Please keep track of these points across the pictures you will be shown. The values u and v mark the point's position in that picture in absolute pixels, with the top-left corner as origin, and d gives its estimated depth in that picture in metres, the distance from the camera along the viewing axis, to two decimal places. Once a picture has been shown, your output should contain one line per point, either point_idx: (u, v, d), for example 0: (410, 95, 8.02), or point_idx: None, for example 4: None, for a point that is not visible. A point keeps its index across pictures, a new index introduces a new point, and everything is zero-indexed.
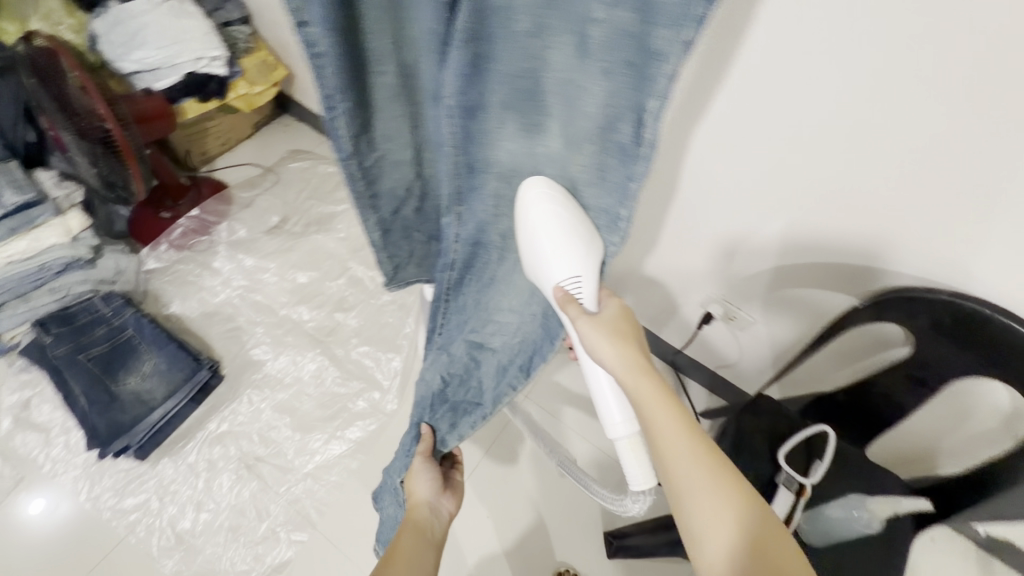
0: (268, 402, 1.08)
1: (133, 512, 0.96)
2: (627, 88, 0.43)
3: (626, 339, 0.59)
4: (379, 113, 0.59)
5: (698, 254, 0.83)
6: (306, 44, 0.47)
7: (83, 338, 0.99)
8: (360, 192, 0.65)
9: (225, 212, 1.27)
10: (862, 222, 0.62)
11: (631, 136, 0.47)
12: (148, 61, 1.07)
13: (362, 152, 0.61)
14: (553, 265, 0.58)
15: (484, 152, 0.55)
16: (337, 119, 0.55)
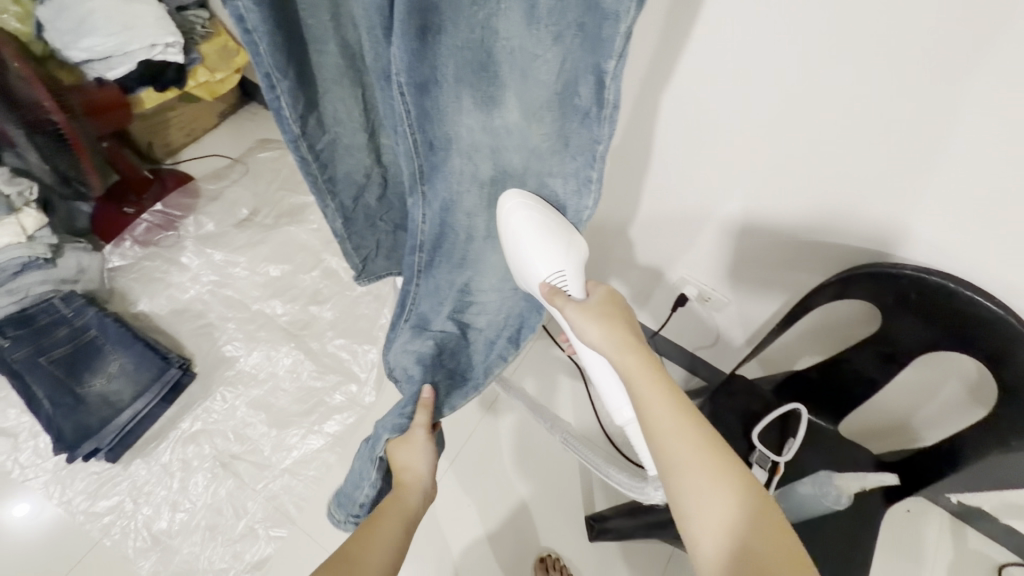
0: (243, 398, 1.06)
1: (106, 515, 0.94)
2: (579, 52, 0.40)
3: (616, 320, 0.57)
4: (327, 94, 0.57)
5: (669, 235, 0.83)
6: (237, 19, 0.45)
7: (44, 340, 0.95)
8: (314, 175, 0.63)
9: (191, 206, 1.24)
10: (826, 191, 0.61)
11: (592, 100, 0.43)
12: (97, 49, 1.01)
13: (313, 135, 0.59)
14: (536, 263, 0.57)
15: (444, 130, 0.51)
16: (280, 99, 0.53)
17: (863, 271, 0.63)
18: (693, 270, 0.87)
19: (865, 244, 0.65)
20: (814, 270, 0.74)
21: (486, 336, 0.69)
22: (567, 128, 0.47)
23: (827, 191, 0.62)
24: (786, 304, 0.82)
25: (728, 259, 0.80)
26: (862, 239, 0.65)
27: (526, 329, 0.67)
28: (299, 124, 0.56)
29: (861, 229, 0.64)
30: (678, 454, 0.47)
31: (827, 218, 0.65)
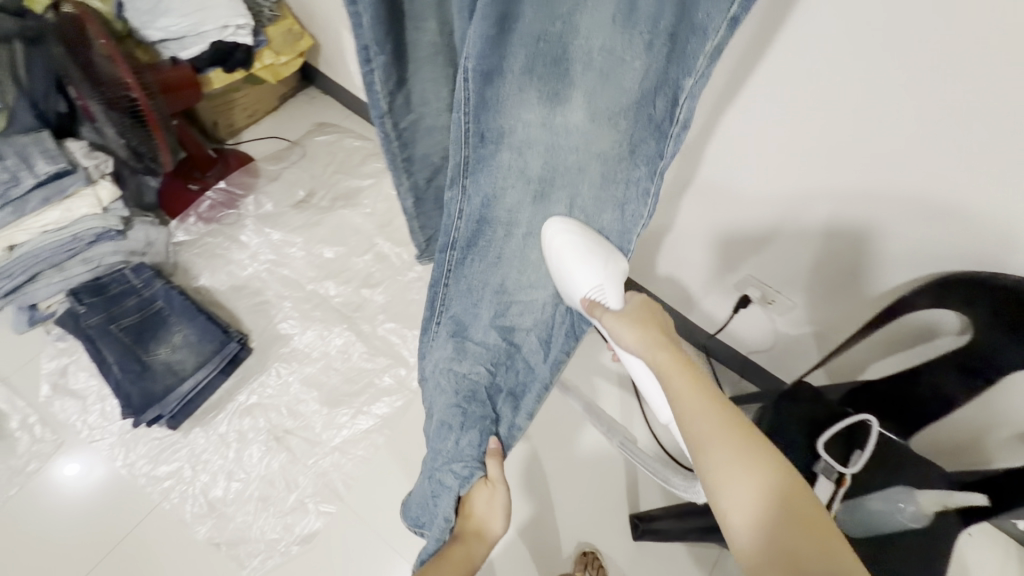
0: (296, 375, 1.08)
1: (167, 479, 0.98)
2: (660, 63, 0.47)
3: (649, 324, 0.57)
4: (417, 71, 0.57)
5: (736, 228, 0.82)
6: None
7: (115, 308, 0.99)
8: (394, 153, 0.63)
9: (252, 185, 1.27)
10: (891, 190, 0.61)
11: (665, 111, 0.50)
12: (173, 30, 1.05)
13: (399, 112, 0.59)
14: (577, 276, 0.61)
15: (497, 122, 0.56)
16: (373, 73, 0.53)
17: (956, 280, 0.59)
18: (762, 269, 0.84)
19: (960, 251, 0.62)
20: (890, 275, 0.70)
21: (540, 347, 0.71)
22: (638, 133, 0.53)
23: (921, 192, 0.59)
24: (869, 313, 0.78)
25: (806, 258, 0.78)
26: (945, 247, 0.62)
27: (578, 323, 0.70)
28: (387, 99, 0.57)
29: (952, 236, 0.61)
30: (713, 444, 0.47)
31: (893, 230, 0.65)
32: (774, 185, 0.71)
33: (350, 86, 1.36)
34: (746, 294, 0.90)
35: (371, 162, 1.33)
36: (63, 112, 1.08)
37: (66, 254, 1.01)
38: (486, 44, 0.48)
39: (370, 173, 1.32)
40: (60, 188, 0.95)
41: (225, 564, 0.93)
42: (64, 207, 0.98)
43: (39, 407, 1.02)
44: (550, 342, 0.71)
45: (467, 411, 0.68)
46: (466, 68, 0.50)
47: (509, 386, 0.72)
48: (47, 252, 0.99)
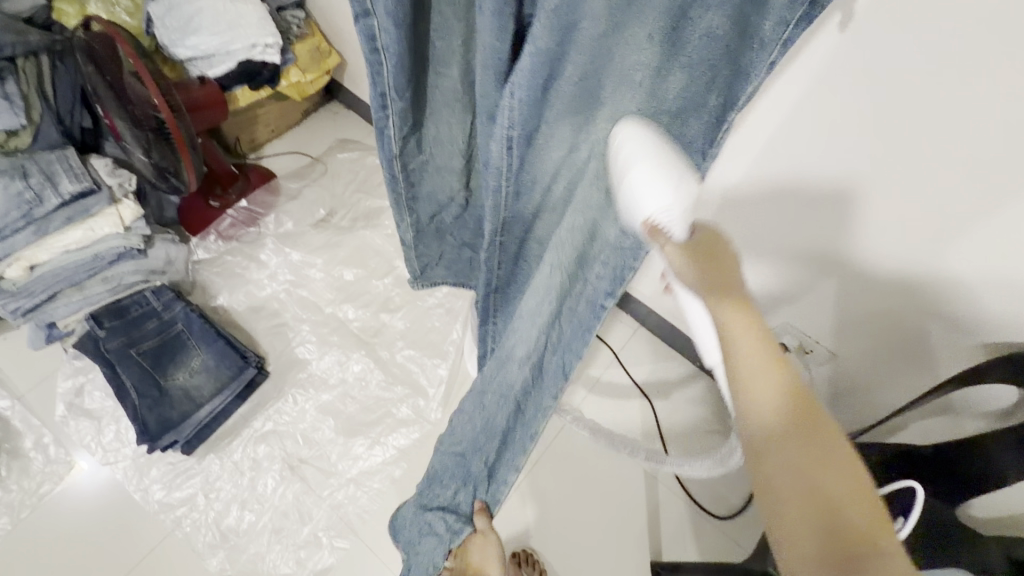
0: (313, 402, 1.06)
1: (180, 506, 0.96)
2: (698, 92, 0.45)
3: (717, 266, 0.45)
4: (434, 115, 0.56)
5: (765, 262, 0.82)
6: (367, 36, 0.44)
7: (134, 332, 0.97)
8: (400, 192, 0.61)
9: (273, 204, 1.25)
10: (909, 238, 0.62)
11: (702, 138, 0.48)
12: (203, 48, 1.03)
13: (411, 154, 0.58)
14: (645, 195, 0.44)
15: (532, 167, 0.54)
16: (387, 118, 0.51)
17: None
18: (803, 317, 0.84)
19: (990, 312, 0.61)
20: (930, 325, 0.69)
21: (531, 393, 0.70)
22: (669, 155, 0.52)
23: (982, 249, 0.57)
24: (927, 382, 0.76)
25: (860, 314, 0.76)
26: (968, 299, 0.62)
27: (567, 360, 0.65)
28: (399, 143, 0.55)
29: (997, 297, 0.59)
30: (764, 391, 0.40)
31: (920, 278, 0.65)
32: (824, 241, 0.71)
33: None
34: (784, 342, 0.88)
35: None
36: (87, 127, 1.07)
37: (86, 274, 1.00)
38: (528, 113, 0.48)
39: None
40: (82, 209, 0.94)
41: None
42: (86, 226, 0.97)
43: (54, 427, 1.01)
44: (543, 378, 0.68)
45: (466, 458, 0.77)
46: (507, 137, 0.50)
47: (503, 429, 0.74)
48: (68, 271, 0.98)
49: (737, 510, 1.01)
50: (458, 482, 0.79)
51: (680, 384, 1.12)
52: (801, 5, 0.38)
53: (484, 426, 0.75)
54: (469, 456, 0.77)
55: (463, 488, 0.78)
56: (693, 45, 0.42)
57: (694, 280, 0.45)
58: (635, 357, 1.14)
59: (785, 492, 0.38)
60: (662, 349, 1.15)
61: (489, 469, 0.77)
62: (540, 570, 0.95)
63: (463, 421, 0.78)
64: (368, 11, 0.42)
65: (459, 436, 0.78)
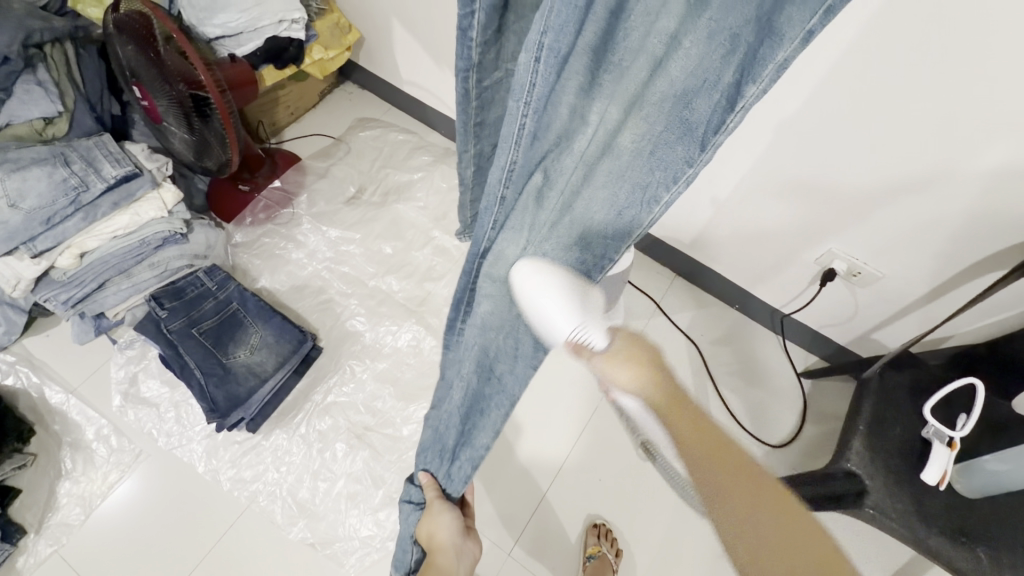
0: (370, 372, 1.07)
1: (252, 482, 0.97)
2: (715, 60, 0.38)
3: (641, 365, 0.52)
4: (520, 18, 0.49)
5: (776, 211, 0.92)
6: None
7: (194, 312, 0.98)
8: (470, 116, 0.55)
9: (303, 183, 1.25)
10: (961, 145, 0.67)
11: (708, 119, 0.40)
12: (232, 25, 1.01)
13: (487, 67, 0.51)
14: (556, 326, 0.50)
15: (548, 116, 0.48)
16: (474, 16, 0.45)
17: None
18: (850, 242, 0.88)
19: None
20: (988, 224, 0.73)
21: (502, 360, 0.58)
22: (659, 139, 0.43)
23: None
24: (976, 283, 0.81)
25: (915, 229, 0.80)
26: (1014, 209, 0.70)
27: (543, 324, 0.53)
28: (480, 51, 0.48)
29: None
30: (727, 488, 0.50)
31: (945, 200, 0.74)
32: (881, 159, 0.75)
33: (394, 79, 1.35)
34: (834, 268, 0.92)
35: (420, 156, 1.31)
36: (117, 114, 1.06)
37: (133, 260, 0.99)
38: (567, 18, 0.41)
39: (418, 166, 1.29)
40: (128, 192, 0.93)
41: (323, 564, 0.92)
42: (132, 211, 0.95)
43: (113, 417, 1.00)
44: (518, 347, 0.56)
45: (442, 439, 0.69)
46: (538, 46, 0.43)
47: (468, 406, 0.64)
48: (115, 258, 0.96)
49: (787, 438, 1.06)
50: (440, 460, 0.70)
51: (723, 325, 1.17)
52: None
53: (478, 396, 0.62)
54: (443, 429, 0.68)
55: (442, 462, 0.69)
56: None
57: (628, 377, 0.52)
58: (675, 304, 1.19)
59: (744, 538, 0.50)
60: (699, 296, 1.20)
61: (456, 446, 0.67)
62: (617, 550, 0.96)
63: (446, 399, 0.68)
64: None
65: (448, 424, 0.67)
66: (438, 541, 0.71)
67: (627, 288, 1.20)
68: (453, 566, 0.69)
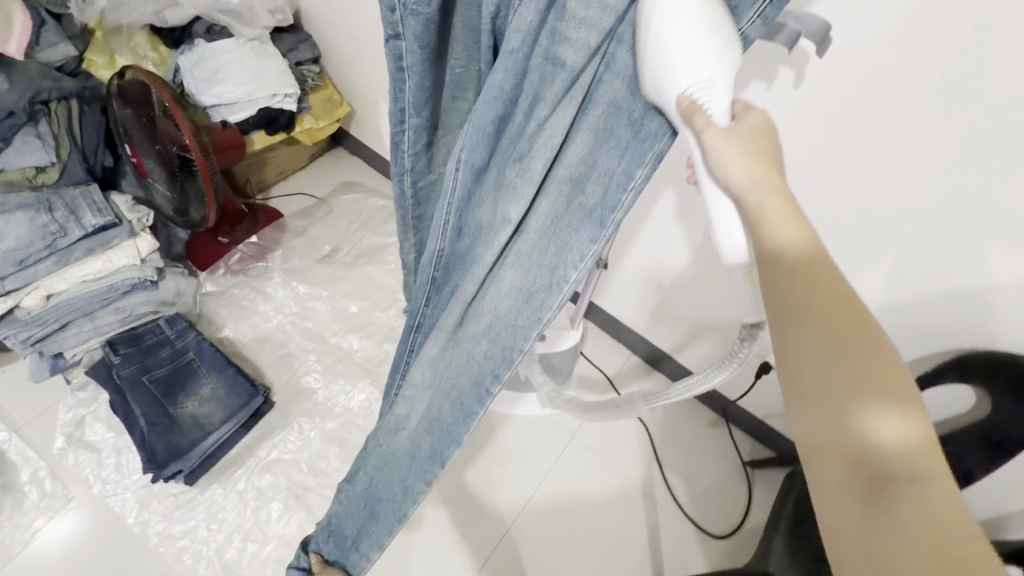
0: (318, 431, 1.08)
1: (181, 539, 0.95)
2: (611, 153, 0.43)
3: (767, 164, 0.39)
4: (444, 133, 0.57)
5: (714, 302, 0.97)
6: (394, 56, 0.47)
7: (148, 359, 1.01)
8: (408, 210, 0.63)
9: (280, 240, 1.31)
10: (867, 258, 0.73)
11: (602, 197, 0.44)
12: (227, 96, 1.10)
13: (420, 171, 0.59)
14: (682, 57, 0.36)
15: (473, 216, 0.53)
16: (404, 132, 0.53)
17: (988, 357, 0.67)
18: None
19: (947, 333, 0.73)
20: (902, 331, 0.77)
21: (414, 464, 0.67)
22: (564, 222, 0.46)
23: (941, 261, 0.67)
24: None
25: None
26: (922, 320, 0.75)
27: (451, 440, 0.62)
28: (411, 160, 0.57)
29: (950, 303, 0.70)
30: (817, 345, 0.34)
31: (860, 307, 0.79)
32: None
33: (380, 149, 1.44)
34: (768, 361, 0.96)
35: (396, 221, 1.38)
36: (109, 166, 1.13)
37: (100, 304, 1.02)
38: (479, 141, 0.47)
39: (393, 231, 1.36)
40: (104, 240, 0.98)
41: None
42: (106, 257, 1.00)
43: (52, 460, 1.00)
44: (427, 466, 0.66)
45: (338, 525, 0.77)
46: (458, 160, 0.49)
47: (373, 499, 0.73)
48: (83, 301, 0.99)
49: (731, 529, 1.05)
50: (333, 540, 0.78)
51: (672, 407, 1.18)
52: None
53: (373, 501, 0.73)
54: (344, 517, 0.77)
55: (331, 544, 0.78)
56: (603, 98, 0.43)
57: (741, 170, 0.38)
58: (627, 382, 1.21)
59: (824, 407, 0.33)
60: (652, 376, 1.22)
61: (355, 539, 0.77)
62: None
63: (352, 486, 0.74)
64: (398, 34, 0.46)
65: (348, 520, 0.76)
66: None
67: (582, 362, 1.22)
68: None
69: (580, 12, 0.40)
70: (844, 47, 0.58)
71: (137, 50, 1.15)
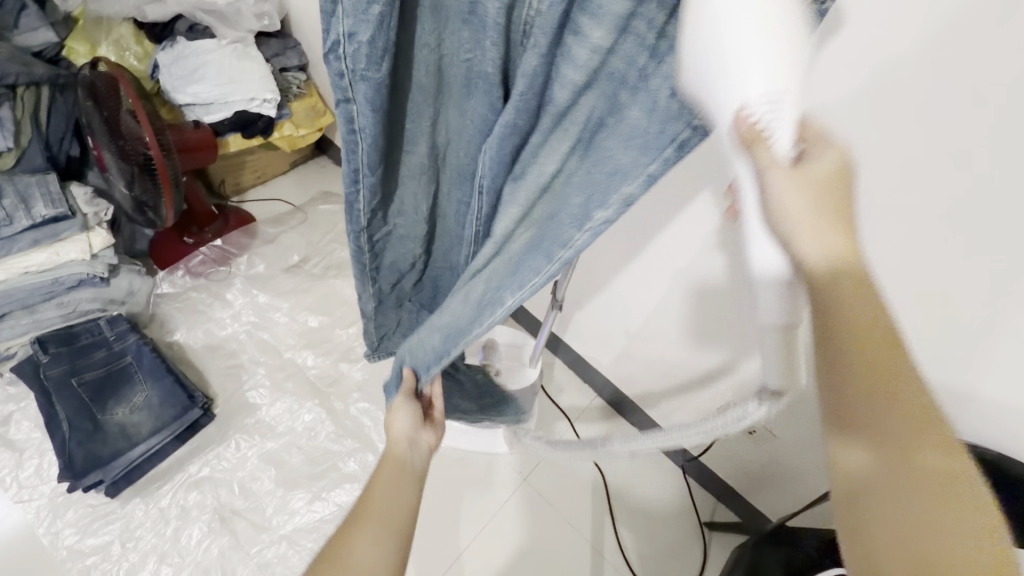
0: (256, 450, 1.02)
1: (91, 555, 0.90)
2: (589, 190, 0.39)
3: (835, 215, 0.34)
4: (401, 186, 0.52)
5: (673, 353, 0.92)
6: (345, 119, 0.41)
7: (80, 361, 0.97)
8: (364, 265, 0.57)
9: (248, 245, 1.26)
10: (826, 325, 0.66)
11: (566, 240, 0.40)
12: (203, 96, 1.09)
13: (376, 226, 0.54)
14: (739, 67, 0.27)
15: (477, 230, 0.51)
16: (359, 192, 0.48)
17: None
18: None
19: None
20: None
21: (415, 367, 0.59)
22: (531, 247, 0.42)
23: None
24: None
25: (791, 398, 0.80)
26: None
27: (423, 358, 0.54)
28: (367, 217, 0.51)
29: None
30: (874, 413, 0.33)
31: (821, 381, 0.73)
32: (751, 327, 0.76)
33: None
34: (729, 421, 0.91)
35: None
36: (74, 156, 1.10)
37: (41, 297, 0.99)
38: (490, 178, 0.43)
39: None
40: (53, 232, 0.95)
41: None
42: (53, 250, 0.96)
43: None
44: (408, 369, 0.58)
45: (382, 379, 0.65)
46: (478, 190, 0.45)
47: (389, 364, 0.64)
48: (21, 292, 0.96)
49: None
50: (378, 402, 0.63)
51: (631, 455, 1.13)
52: (683, 127, 0.34)
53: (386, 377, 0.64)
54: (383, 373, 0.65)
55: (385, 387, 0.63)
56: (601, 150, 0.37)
57: (814, 243, 0.32)
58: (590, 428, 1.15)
59: (876, 470, 0.33)
60: (615, 422, 1.16)
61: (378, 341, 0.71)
62: None
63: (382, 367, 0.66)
64: (349, 98, 0.39)
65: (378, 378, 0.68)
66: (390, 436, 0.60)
67: (544, 401, 1.17)
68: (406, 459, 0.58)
69: (570, 53, 0.33)
70: None
71: (120, 41, 1.13)
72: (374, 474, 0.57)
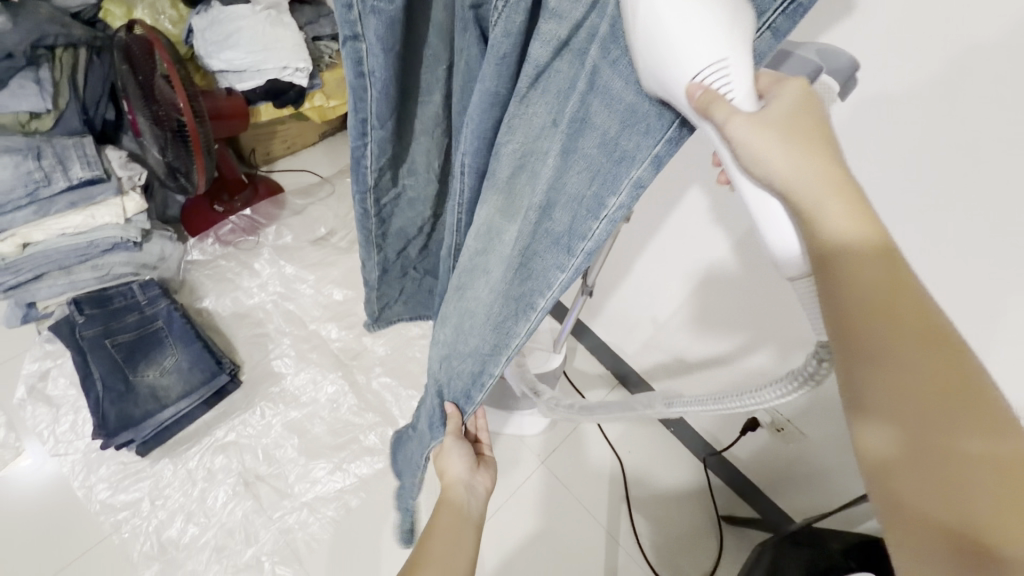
0: (280, 418, 1.04)
1: (122, 510, 0.93)
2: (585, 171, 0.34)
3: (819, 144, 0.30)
4: (411, 145, 0.48)
5: (701, 345, 0.90)
6: (352, 60, 0.38)
7: (114, 323, 0.99)
8: (370, 231, 0.53)
9: (276, 216, 1.27)
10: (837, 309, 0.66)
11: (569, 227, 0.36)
12: (236, 62, 1.07)
13: (384, 188, 0.50)
14: (681, 50, 0.27)
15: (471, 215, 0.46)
16: (367, 147, 0.44)
17: None
18: None
19: None
20: None
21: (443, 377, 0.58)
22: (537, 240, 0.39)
23: None
24: None
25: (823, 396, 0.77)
26: None
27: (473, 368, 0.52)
28: (375, 176, 0.48)
29: None
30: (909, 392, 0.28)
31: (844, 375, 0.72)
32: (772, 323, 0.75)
33: None
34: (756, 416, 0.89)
35: None
36: (110, 120, 1.11)
37: (77, 259, 1.01)
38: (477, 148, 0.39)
39: None
40: (88, 195, 0.96)
41: None
42: (88, 212, 0.98)
43: (10, 409, 0.98)
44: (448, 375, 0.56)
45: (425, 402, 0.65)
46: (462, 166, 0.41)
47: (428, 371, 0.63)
48: (58, 254, 0.98)
49: None
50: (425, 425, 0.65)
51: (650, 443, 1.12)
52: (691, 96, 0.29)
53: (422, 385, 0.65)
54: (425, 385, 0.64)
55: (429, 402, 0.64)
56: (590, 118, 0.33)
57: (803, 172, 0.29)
58: None
59: (929, 455, 0.27)
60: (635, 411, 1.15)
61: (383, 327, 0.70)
62: None
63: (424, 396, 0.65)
64: (358, 35, 0.36)
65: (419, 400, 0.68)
66: (448, 478, 0.67)
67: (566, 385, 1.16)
68: (464, 500, 0.66)
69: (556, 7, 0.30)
70: (868, 96, 0.50)
71: (156, 6, 1.12)
72: (434, 516, 0.64)
